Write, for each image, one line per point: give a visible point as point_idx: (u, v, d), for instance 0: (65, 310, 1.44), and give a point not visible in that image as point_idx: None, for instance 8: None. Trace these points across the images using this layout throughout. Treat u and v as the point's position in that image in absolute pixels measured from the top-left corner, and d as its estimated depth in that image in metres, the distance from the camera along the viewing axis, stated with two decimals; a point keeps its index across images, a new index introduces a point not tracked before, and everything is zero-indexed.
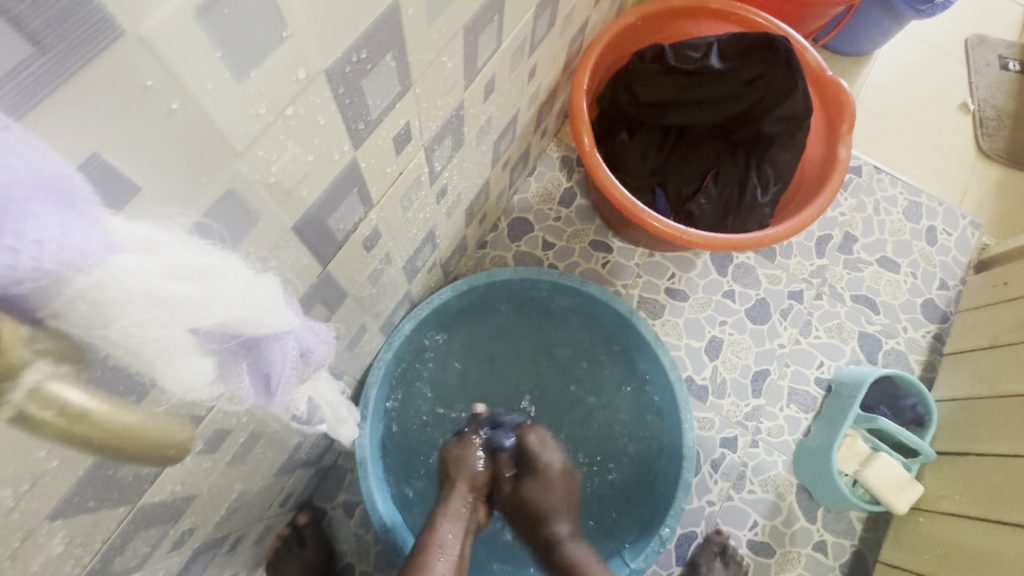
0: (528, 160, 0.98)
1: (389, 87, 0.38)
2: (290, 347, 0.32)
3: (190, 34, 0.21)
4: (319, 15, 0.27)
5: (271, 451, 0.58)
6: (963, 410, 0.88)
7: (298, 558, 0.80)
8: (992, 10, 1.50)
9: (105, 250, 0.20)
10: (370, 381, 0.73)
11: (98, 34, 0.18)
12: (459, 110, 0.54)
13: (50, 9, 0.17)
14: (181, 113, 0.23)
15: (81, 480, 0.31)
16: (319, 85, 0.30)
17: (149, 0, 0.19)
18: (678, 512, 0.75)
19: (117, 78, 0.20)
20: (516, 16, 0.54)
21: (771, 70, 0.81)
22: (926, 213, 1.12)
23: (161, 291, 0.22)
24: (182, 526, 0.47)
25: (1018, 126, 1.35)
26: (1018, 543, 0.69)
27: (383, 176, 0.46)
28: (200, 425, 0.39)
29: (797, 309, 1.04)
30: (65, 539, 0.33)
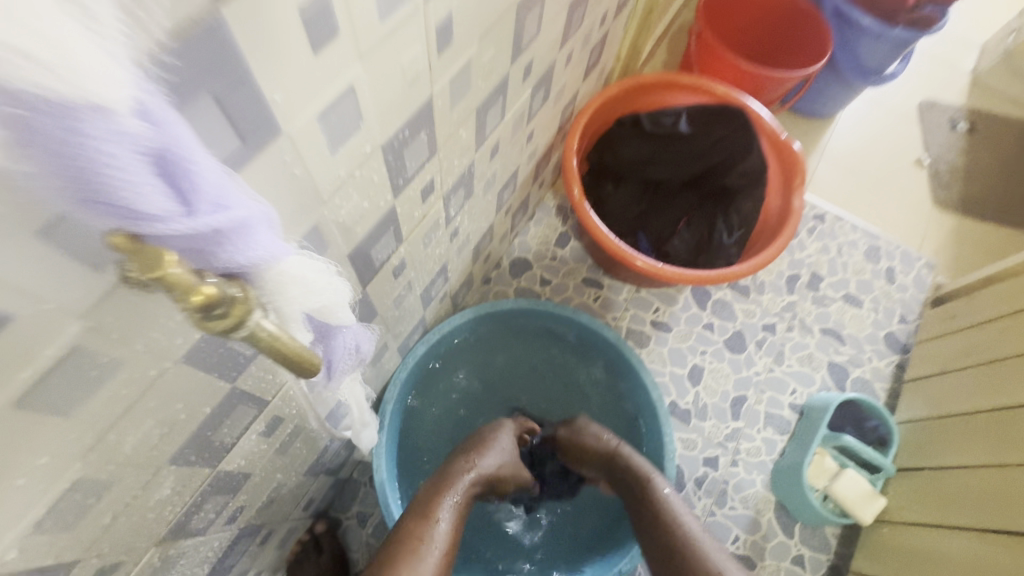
0: (527, 207, 1.12)
1: (422, 153, 0.51)
2: (351, 342, 0.45)
3: (313, 129, 0.34)
4: (382, 111, 0.41)
5: (306, 448, 0.68)
6: (917, 430, 0.98)
7: (317, 562, 0.88)
8: (942, 76, 1.65)
9: (285, 253, 0.28)
10: (389, 396, 0.84)
11: (270, 136, 0.31)
12: (470, 168, 0.68)
13: (253, 124, 0.30)
14: (299, 177, 0.36)
15: (191, 435, 0.42)
16: (377, 156, 0.44)
17: (297, 113, 0.32)
18: (660, 516, 0.84)
19: (273, 158, 0.33)
20: (516, 96, 0.68)
21: (732, 134, 0.98)
22: (884, 255, 1.25)
23: (309, 276, 0.30)
24: (237, 502, 0.57)
25: (967, 181, 1.47)
26: (962, 543, 0.78)
27: (412, 217, 0.59)
28: (267, 407, 0.50)
29: (771, 340, 1.14)
30: (172, 485, 0.43)
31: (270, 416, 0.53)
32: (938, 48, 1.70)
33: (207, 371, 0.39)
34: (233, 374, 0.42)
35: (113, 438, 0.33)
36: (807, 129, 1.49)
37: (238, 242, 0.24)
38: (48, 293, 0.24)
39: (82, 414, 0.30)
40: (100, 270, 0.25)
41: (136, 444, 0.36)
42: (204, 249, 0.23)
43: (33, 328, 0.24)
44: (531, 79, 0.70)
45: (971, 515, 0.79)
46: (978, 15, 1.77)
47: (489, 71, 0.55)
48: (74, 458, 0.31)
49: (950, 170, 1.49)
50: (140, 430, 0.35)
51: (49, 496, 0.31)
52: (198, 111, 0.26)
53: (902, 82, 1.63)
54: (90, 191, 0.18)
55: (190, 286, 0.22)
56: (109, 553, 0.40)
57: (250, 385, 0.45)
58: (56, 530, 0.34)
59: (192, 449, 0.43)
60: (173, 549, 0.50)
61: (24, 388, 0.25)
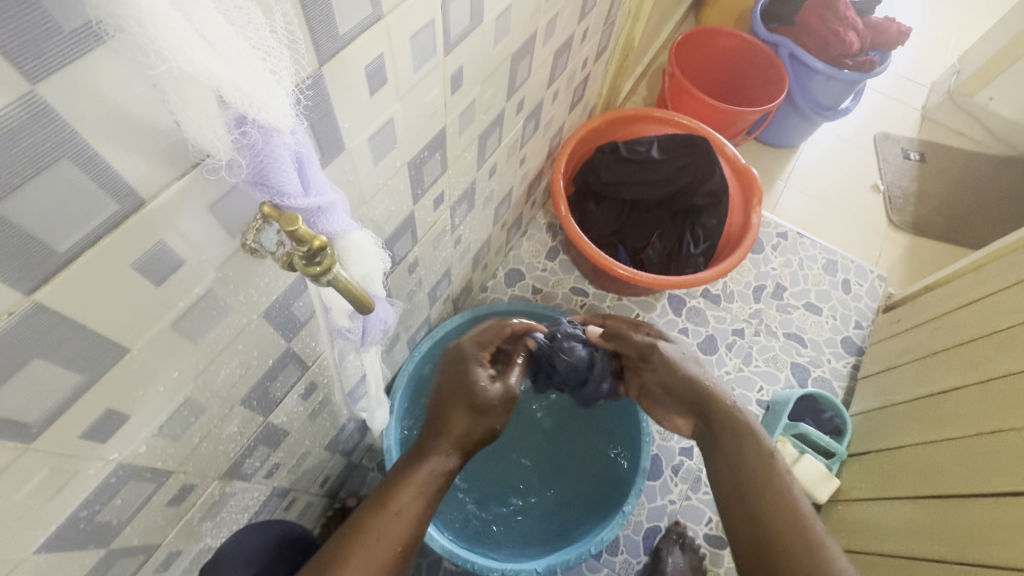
0: (520, 224, 1.26)
1: (436, 170, 0.65)
2: (382, 316, 0.56)
3: (365, 148, 0.48)
4: (410, 136, 0.55)
5: (329, 420, 0.79)
6: (868, 420, 1.11)
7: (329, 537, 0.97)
8: (895, 112, 1.84)
9: (354, 229, 0.41)
10: (398, 385, 0.95)
11: (338, 152, 0.45)
12: (473, 185, 0.81)
13: (331, 144, 0.43)
14: (352, 182, 0.49)
15: (256, 381, 0.53)
16: (404, 171, 0.57)
17: (356, 135, 0.46)
18: (637, 491, 0.90)
19: (339, 168, 0.46)
20: (511, 126, 0.83)
21: (697, 160, 1.13)
22: (841, 269, 1.39)
23: (366, 247, 0.43)
24: (275, 457, 0.68)
25: (920, 203, 1.63)
26: (901, 512, 0.91)
27: (425, 222, 0.72)
28: (307, 371, 0.62)
29: (740, 343, 1.27)
30: (237, 424, 0.54)
31: (309, 381, 0.64)
32: (890, 88, 1.90)
33: (275, 328, 0.51)
34: (290, 335, 0.55)
35: (213, 369, 0.45)
36: (773, 158, 1.66)
37: (327, 217, 0.37)
38: (203, 248, 0.36)
39: (200, 344, 0.42)
40: (232, 237, 0.38)
41: (224, 378, 0.48)
42: (309, 219, 0.36)
43: (191, 272, 0.37)
44: (524, 112, 0.85)
45: (911, 488, 0.92)
46: (924, 59, 1.98)
47: (489, 106, 0.70)
48: (189, 379, 0.43)
49: (904, 194, 1.64)
50: (228, 367, 0.47)
51: (170, 406, 0.43)
52: None
53: (858, 118, 1.81)
54: (260, 176, 0.31)
55: (309, 237, 0.34)
56: (190, 474, 0.51)
57: (299, 347, 0.57)
58: (168, 438, 0.45)
59: (255, 394, 0.55)
60: (228, 487, 0.60)
61: (177, 314, 0.38)
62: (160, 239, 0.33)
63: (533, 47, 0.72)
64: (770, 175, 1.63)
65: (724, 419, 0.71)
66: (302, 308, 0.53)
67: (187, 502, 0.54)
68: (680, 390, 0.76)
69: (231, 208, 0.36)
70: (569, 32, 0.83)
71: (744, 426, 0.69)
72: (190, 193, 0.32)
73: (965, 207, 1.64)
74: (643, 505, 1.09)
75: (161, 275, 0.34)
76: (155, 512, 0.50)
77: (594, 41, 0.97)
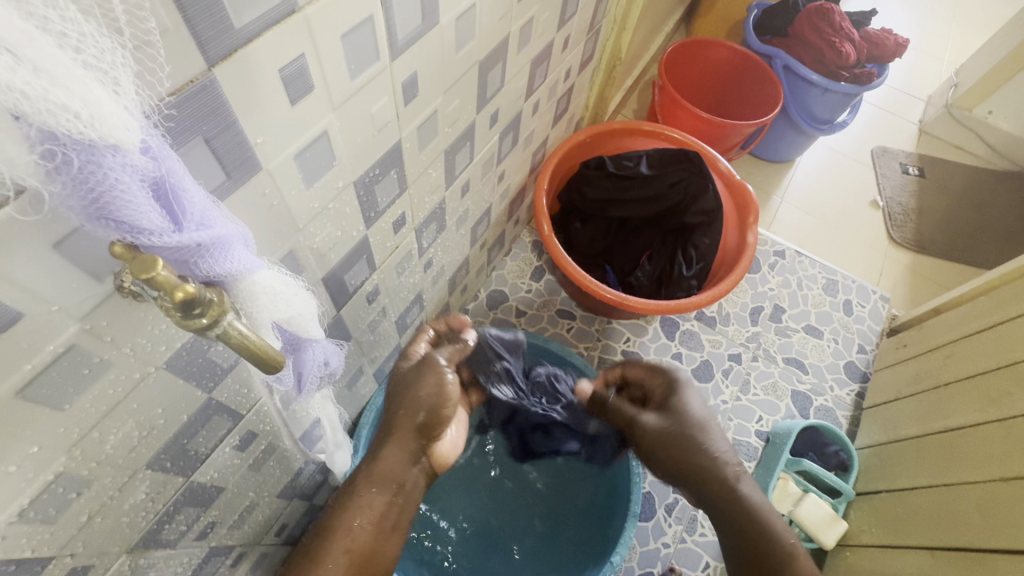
0: (503, 243, 1.19)
1: (392, 189, 0.58)
2: (319, 357, 0.48)
3: (291, 168, 0.40)
4: (354, 154, 0.47)
5: (279, 468, 0.70)
6: (876, 454, 1.05)
7: None
8: (892, 126, 1.79)
9: (259, 267, 0.33)
10: (364, 421, 0.86)
11: (251, 173, 0.37)
12: (442, 204, 0.74)
13: (241, 162, 0.36)
14: (277, 207, 0.42)
15: (167, 441, 0.45)
16: (349, 192, 0.50)
17: (275, 152, 0.38)
18: (626, 541, 0.81)
19: (255, 191, 0.38)
20: (484, 141, 0.76)
21: (688, 176, 1.06)
22: (842, 289, 1.32)
23: (279, 287, 0.35)
24: (208, 517, 0.59)
25: (920, 220, 1.56)
26: (916, 564, 0.83)
27: (384, 247, 0.64)
28: (240, 421, 0.54)
29: (737, 369, 1.19)
30: (146, 491, 0.46)
31: (244, 432, 0.56)
32: (887, 102, 1.85)
33: (186, 379, 0.42)
34: (210, 385, 0.46)
35: (97, 435, 0.37)
36: (769, 172, 1.60)
37: (215, 255, 0.30)
38: (52, 296, 0.28)
39: (71, 409, 0.34)
40: (101, 280, 0.30)
41: (117, 444, 0.39)
42: (186, 259, 0.28)
43: (39, 326, 0.29)
44: (499, 126, 0.78)
45: (922, 537, 0.85)
46: (920, 73, 1.94)
47: (455, 119, 0.63)
48: (59, 452, 0.35)
49: (904, 210, 1.58)
50: (120, 431, 0.39)
51: (33, 486, 0.34)
52: (190, 151, 0.32)
53: (854, 132, 1.76)
54: (100, 209, 0.24)
55: (172, 285, 0.26)
56: (82, 554, 0.43)
57: (226, 397, 0.49)
58: (37, 521, 0.37)
59: (168, 456, 0.46)
60: (143, 559, 0.52)
61: (23, 380, 0.30)
62: None
63: (505, 54, 0.65)
64: (765, 190, 1.56)
65: (736, 521, 0.60)
66: (223, 353, 0.44)
67: None
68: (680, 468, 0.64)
69: (89, 245, 0.28)
70: (548, 39, 0.76)
71: (761, 529, 0.59)
72: (15, 229, 0.25)
73: (967, 224, 1.57)
74: (635, 550, 1.00)
75: None
76: None
77: (576, 50, 0.90)
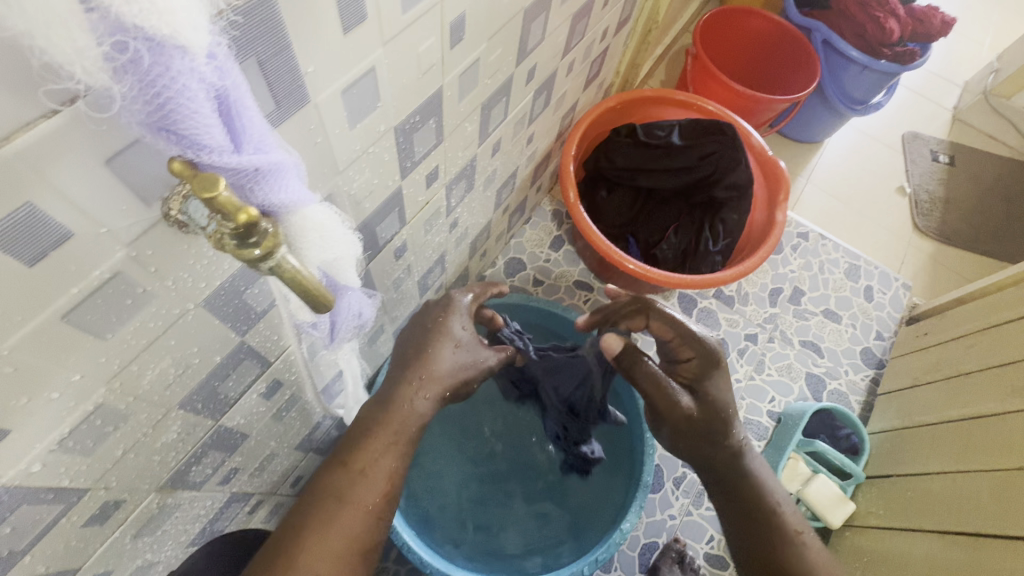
0: (524, 210, 1.17)
1: (429, 140, 0.55)
2: (354, 306, 0.46)
3: (336, 105, 0.39)
4: (398, 97, 0.45)
5: (300, 420, 0.70)
6: (889, 440, 1.05)
7: None
8: (925, 112, 1.73)
9: (309, 201, 0.32)
10: (382, 379, 0.85)
11: (299, 103, 0.35)
12: (472, 162, 0.72)
13: (291, 87, 0.33)
14: (321, 144, 0.40)
15: (200, 381, 0.44)
16: (389, 137, 0.48)
17: (321, 86, 0.36)
18: (637, 510, 0.82)
19: (300, 128, 0.37)
20: (519, 98, 0.73)
21: (721, 149, 1.03)
22: (864, 275, 1.30)
23: (329, 221, 0.34)
24: (232, 463, 0.59)
25: (947, 210, 1.53)
26: (923, 547, 0.84)
27: (416, 202, 0.63)
28: (268, 368, 0.53)
29: (752, 349, 1.18)
30: (177, 430, 0.46)
31: (271, 379, 0.55)
32: (922, 85, 1.79)
33: (222, 319, 0.41)
34: (244, 327, 0.45)
35: (135, 369, 0.36)
36: (796, 152, 1.55)
37: (271, 184, 0.28)
38: (101, 217, 0.27)
39: (113, 339, 0.33)
40: (149, 206, 0.29)
41: (154, 379, 0.39)
42: (244, 185, 0.27)
43: (88, 248, 0.28)
44: (534, 83, 0.75)
45: (933, 521, 0.85)
46: (958, 58, 1.86)
47: (495, 70, 0.60)
48: (100, 382, 0.34)
49: (931, 199, 1.54)
50: (158, 367, 0.38)
51: (75, 416, 0.34)
52: (244, 73, 0.30)
53: (886, 115, 1.70)
54: (164, 118, 0.22)
55: (234, 207, 0.24)
56: (115, 489, 0.43)
57: (257, 342, 0.48)
58: (76, 452, 0.36)
59: (199, 397, 0.46)
60: (171, 499, 0.52)
61: (71, 303, 0.29)
62: (26, 198, 0.24)
63: (548, 5, 0.62)
64: (792, 170, 1.53)
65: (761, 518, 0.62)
66: (259, 295, 0.43)
67: (112, 520, 0.45)
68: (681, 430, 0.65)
69: (141, 163, 0.27)
70: None
71: (760, 494, 0.63)
72: (73, 138, 0.23)
73: (993, 217, 1.54)
74: (641, 520, 1.01)
75: (38, 250, 0.25)
76: (67, 535, 0.41)
77: (616, 9, 0.86)
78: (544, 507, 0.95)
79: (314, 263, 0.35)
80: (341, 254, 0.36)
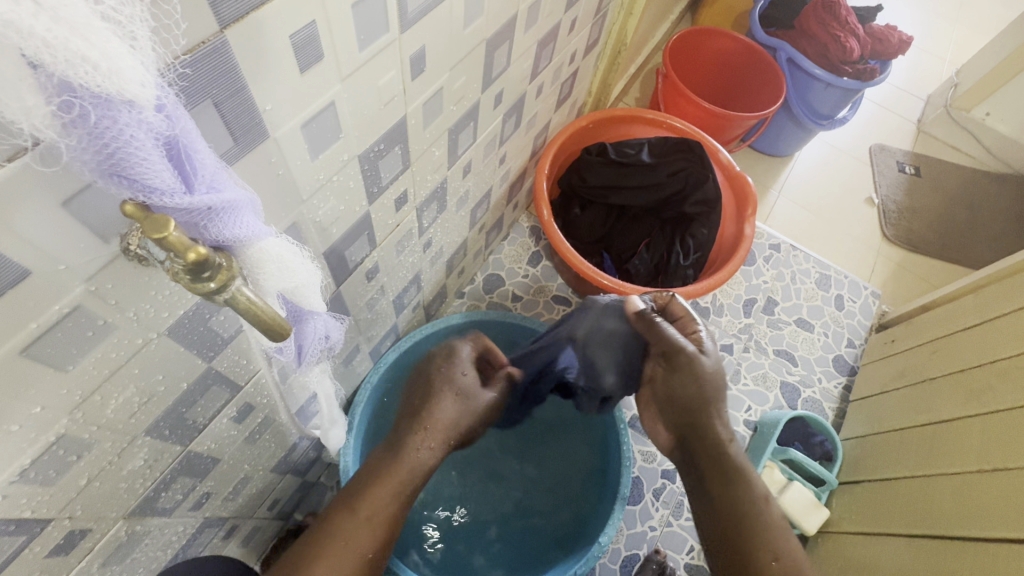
0: (501, 227, 1.19)
1: (395, 166, 0.57)
2: (321, 330, 0.48)
3: (297, 138, 0.40)
4: (360, 128, 0.47)
5: (274, 442, 0.70)
6: (861, 446, 1.07)
7: None
8: (891, 125, 1.79)
9: (265, 234, 0.33)
10: (359, 399, 0.85)
11: (257, 139, 0.37)
12: (443, 184, 0.74)
13: (248, 124, 0.35)
14: (282, 176, 0.41)
15: (167, 408, 0.45)
16: (353, 165, 0.49)
17: (280, 121, 0.37)
18: (614, 522, 0.82)
19: (258, 162, 0.38)
20: (487, 122, 0.75)
21: (689, 167, 1.07)
22: (834, 284, 1.34)
23: (287, 253, 0.35)
24: (204, 487, 0.59)
25: (914, 218, 1.58)
26: (892, 551, 0.86)
27: (385, 225, 0.64)
28: (239, 392, 0.53)
29: (728, 359, 1.20)
30: (144, 457, 0.46)
31: (242, 404, 0.56)
32: (887, 100, 1.85)
33: (188, 346, 0.42)
34: (212, 353, 0.46)
35: (98, 399, 0.37)
36: (767, 166, 1.60)
37: (225, 221, 0.30)
38: (59, 255, 0.28)
39: (74, 371, 0.34)
40: (107, 242, 0.30)
41: (118, 408, 0.40)
42: (197, 223, 0.29)
43: (45, 284, 0.29)
44: (503, 106, 0.77)
45: (901, 525, 0.88)
46: (921, 72, 1.94)
47: (461, 96, 0.62)
48: (62, 413, 0.35)
49: (898, 208, 1.59)
50: (122, 396, 0.39)
51: (36, 447, 0.35)
52: (199, 114, 0.31)
53: (853, 128, 1.76)
54: (114, 165, 0.24)
55: (184, 246, 0.26)
56: (80, 518, 0.43)
57: (226, 367, 0.49)
58: (38, 482, 0.37)
59: (167, 423, 0.46)
60: (140, 526, 0.52)
61: (29, 339, 0.30)
62: None
63: (512, 33, 0.64)
64: (764, 184, 1.57)
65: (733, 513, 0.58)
66: (225, 321, 0.44)
67: (78, 548, 0.46)
68: (679, 409, 0.65)
69: (97, 204, 0.28)
70: (555, 21, 0.75)
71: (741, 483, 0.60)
72: (27, 184, 0.25)
73: (958, 225, 1.59)
74: (621, 532, 1.02)
75: None
76: (30, 565, 0.42)
77: (582, 34, 0.89)
78: (524, 523, 0.95)
79: (272, 293, 0.36)
80: (302, 286, 0.38)
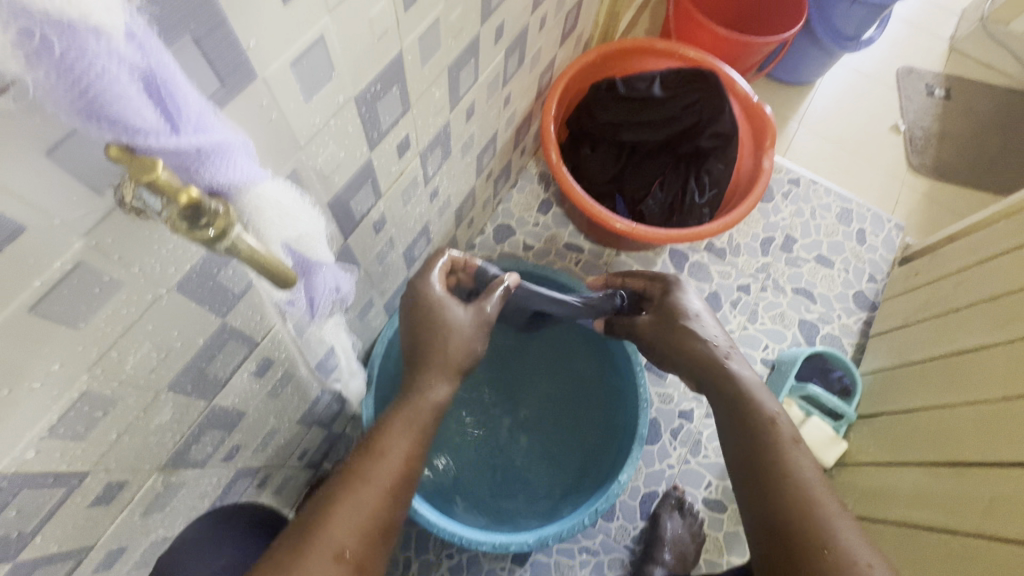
0: (508, 174, 1.15)
1: (395, 109, 0.55)
2: (331, 283, 0.46)
3: (287, 79, 0.38)
4: (353, 67, 0.44)
5: (296, 396, 0.71)
6: (881, 380, 1.07)
7: None
8: (922, 45, 1.67)
9: (261, 178, 0.32)
10: (376, 352, 0.86)
11: (244, 79, 0.35)
12: (446, 128, 0.71)
13: (233, 63, 0.33)
14: (276, 121, 0.40)
15: (186, 364, 0.45)
16: (350, 108, 0.47)
17: (268, 59, 0.35)
18: (634, 460, 0.84)
19: (247, 105, 0.36)
20: (489, 59, 0.71)
21: (705, 98, 1.01)
22: (856, 218, 1.29)
23: (286, 199, 0.34)
24: (232, 440, 0.61)
25: (943, 145, 1.49)
26: (910, 479, 0.87)
27: (389, 173, 0.62)
28: (256, 347, 0.54)
29: (745, 299, 1.18)
30: (170, 412, 0.47)
31: (260, 359, 0.56)
32: (919, 16, 1.71)
33: (199, 302, 0.42)
34: (224, 308, 0.46)
35: (115, 355, 0.37)
36: (787, 96, 1.52)
37: (216, 163, 0.28)
38: (51, 208, 0.27)
39: (87, 328, 0.34)
40: (101, 194, 0.29)
41: (137, 364, 0.40)
42: (187, 166, 0.27)
43: (43, 239, 0.28)
44: (504, 42, 0.72)
45: (919, 454, 0.88)
46: None
47: (459, 29, 0.58)
48: (81, 369, 0.35)
49: (926, 135, 1.50)
50: (139, 352, 0.39)
51: (61, 403, 0.35)
52: (178, 52, 0.29)
53: (880, 50, 1.64)
54: (90, 103, 0.22)
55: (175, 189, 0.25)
56: (116, 470, 0.45)
57: (239, 322, 0.49)
58: (69, 437, 0.38)
59: (188, 378, 0.47)
60: (174, 478, 0.54)
61: (36, 296, 0.29)
62: None
63: None
64: (783, 116, 1.49)
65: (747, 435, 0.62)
66: (234, 276, 0.44)
67: (118, 499, 0.48)
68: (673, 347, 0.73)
69: (84, 152, 0.27)
70: None
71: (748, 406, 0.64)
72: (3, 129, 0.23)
73: (990, 150, 1.50)
74: (640, 471, 1.05)
75: None
76: (75, 516, 0.44)
77: None
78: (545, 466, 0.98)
79: (275, 242, 0.35)
80: (304, 236, 0.36)
